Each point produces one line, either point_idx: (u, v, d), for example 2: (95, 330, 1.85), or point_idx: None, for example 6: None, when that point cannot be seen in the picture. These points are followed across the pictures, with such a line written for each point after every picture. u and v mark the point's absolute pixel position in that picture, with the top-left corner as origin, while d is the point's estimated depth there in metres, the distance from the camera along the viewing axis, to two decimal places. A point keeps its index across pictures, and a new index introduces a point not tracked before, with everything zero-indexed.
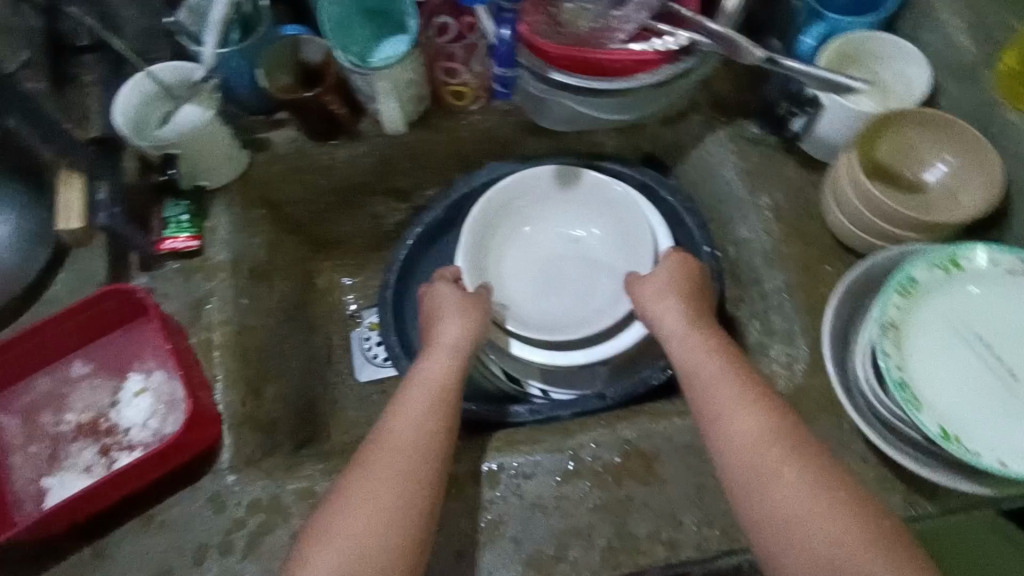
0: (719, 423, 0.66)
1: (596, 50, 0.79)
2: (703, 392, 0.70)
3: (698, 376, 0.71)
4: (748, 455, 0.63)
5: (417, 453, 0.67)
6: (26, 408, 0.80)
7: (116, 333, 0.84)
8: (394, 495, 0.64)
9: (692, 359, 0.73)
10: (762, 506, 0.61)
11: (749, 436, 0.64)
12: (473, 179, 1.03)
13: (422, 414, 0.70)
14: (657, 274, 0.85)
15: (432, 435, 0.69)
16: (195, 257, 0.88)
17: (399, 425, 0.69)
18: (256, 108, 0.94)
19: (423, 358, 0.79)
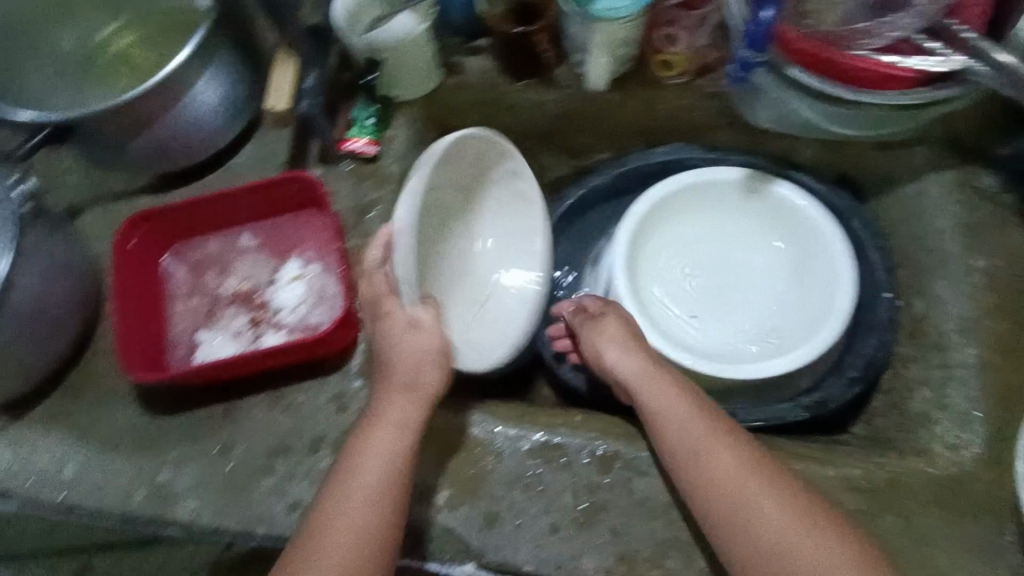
0: (696, 460, 0.65)
1: (845, 53, 0.70)
2: (670, 429, 0.67)
3: (670, 418, 0.68)
4: (729, 492, 0.62)
5: (393, 479, 0.66)
6: (195, 263, 0.86)
7: (286, 216, 0.88)
8: (370, 514, 0.63)
9: (662, 410, 0.69)
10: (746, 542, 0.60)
11: (724, 469, 0.63)
12: (651, 155, 0.97)
13: (396, 446, 0.67)
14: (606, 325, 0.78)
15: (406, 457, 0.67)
16: (369, 163, 0.89)
17: (370, 457, 0.66)
18: (459, 30, 0.92)
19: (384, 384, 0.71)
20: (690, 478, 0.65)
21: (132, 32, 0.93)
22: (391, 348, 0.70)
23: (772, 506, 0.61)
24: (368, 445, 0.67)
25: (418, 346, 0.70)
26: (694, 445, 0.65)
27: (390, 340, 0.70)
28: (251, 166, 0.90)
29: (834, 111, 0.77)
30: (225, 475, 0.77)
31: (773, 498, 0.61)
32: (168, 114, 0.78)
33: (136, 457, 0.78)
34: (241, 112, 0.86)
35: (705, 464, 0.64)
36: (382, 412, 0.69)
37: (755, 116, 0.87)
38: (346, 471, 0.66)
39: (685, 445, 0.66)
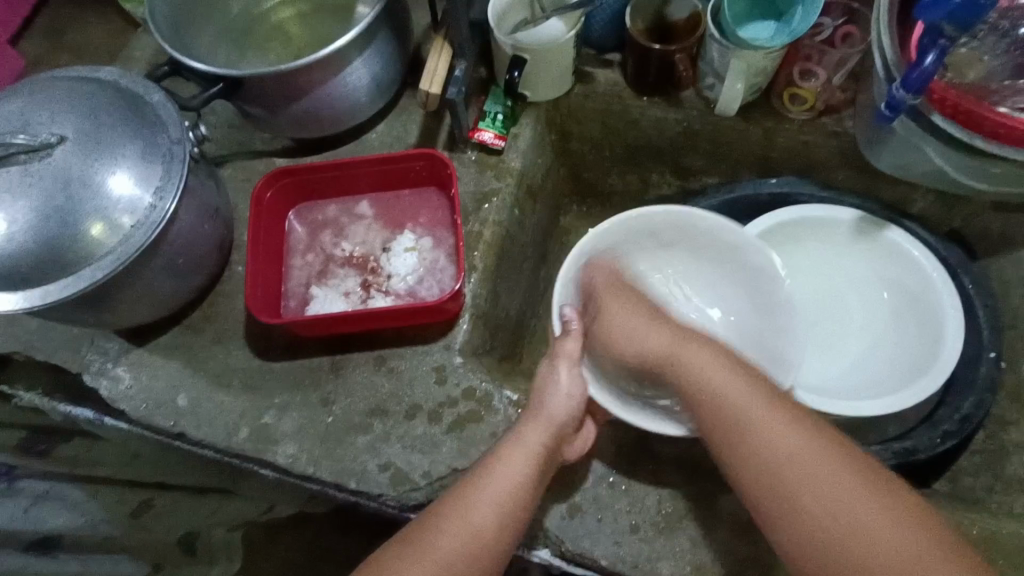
0: (744, 434, 0.61)
1: (982, 104, 0.70)
2: (711, 400, 0.64)
3: (713, 386, 0.65)
4: (785, 465, 0.59)
5: (515, 507, 0.64)
6: (316, 224, 0.91)
7: (404, 191, 0.92)
8: (465, 558, 0.61)
9: (701, 370, 0.66)
10: (798, 525, 0.57)
11: (789, 448, 0.59)
12: (763, 186, 0.98)
13: (523, 479, 0.65)
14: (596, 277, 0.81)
15: (519, 507, 0.64)
16: (494, 155, 0.93)
17: (498, 483, 0.64)
18: (595, 43, 0.97)
19: (525, 421, 0.70)
20: (734, 453, 0.61)
21: (293, 9, 1.01)
22: (541, 388, 0.73)
23: (849, 491, 0.57)
24: (502, 460, 0.66)
25: (571, 388, 0.72)
26: (747, 428, 0.61)
27: (545, 382, 0.73)
28: (383, 143, 0.96)
29: (968, 162, 0.77)
30: (325, 426, 0.81)
31: (856, 489, 0.57)
32: (326, 85, 0.84)
33: (243, 396, 0.83)
34: (385, 92, 0.92)
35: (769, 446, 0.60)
36: (501, 469, 0.66)
37: (878, 160, 0.89)
38: (475, 488, 0.65)
39: (728, 421, 0.62)
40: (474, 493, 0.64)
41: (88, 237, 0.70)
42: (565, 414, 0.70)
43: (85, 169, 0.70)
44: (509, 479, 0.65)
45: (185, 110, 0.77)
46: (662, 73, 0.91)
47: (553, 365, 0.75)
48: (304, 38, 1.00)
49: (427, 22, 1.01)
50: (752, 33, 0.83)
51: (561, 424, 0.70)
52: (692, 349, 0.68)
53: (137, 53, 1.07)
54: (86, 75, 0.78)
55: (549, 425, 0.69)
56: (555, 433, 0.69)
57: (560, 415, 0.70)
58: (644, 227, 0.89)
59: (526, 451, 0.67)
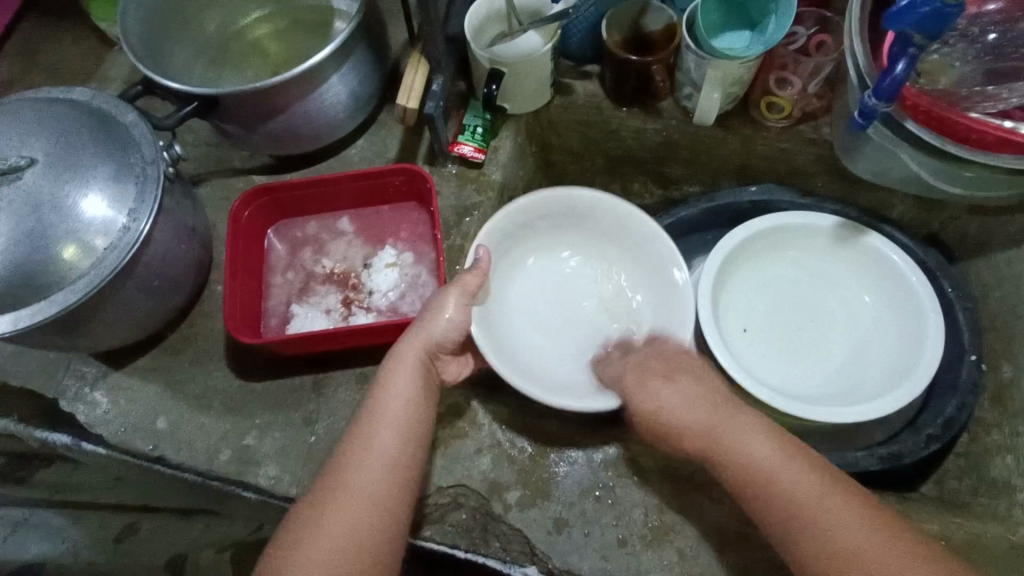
0: (764, 479, 0.61)
1: (958, 113, 0.70)
2: (730, 449, 0.63)
3: (750, 460, 0.62)
4: (844, 556, 0.56)
5: (407, 448, 0.63)
6: (295, 240, 0.90)
7: (385, 206, 0.92)
8: (373, 490, 0.60)
9: (756, 443, 0.63)
10: (811, 552, 0.57)
11: (799, 485, 0.60)
12: (743, 194, 0.99)
13: (414, 392, 0.66)
14: (453, 322, 0.70)
15: (413, 419, 0.64)
16: (474, 168, 0.93)
17: (388, 402, 0.64)
18: (573, 55, 0.98)
19: (404, 337, 0.69)
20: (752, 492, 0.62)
21: (269, 25, 1.01)
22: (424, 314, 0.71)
23: (850, 521, 0.58)
24: (383, 396, 0.65)
25: (457, 319, 0.70)
26: (792, 507, 0.59)
27: (430, 308, 0.71)
28: (363, 158, 0.96)
29: (943, 168, 0.78)
30: (308, 446, 0.79)
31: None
32: (302, 102, 0.84)
33: (224, 418, 0.82)
34: (363, 108, 0.92)
35: (828, 534, 0.57)
36: (388, 388, 0.65)
37: (855, 166, 0.89)
38: (371, 415, 0.64)
39: (784, 511, 0.59)
40: (375, 422, 0.63)
41: (61, 260, 0.68)
42: (443, 322, 0.70)
43: (56, 192, 0.69)
44: (399, 400, 0.65)
45: (158, 130, 0.76)
46: (639, 84, 0.91)
47: (446, 292, 0.72)
48: (280, 54, 0.99)
49: (404, 37, 1.01)
50: (727, 43, 0.84)
51: (438, 341, 0.69)
52: (713, 409, 0.66)
53: (111, 73, 1.06)
54: (57, 96, 0.77)
55: (427, 341, 0.68)
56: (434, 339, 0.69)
57: (440, 339, 0.69)
58: (518, 219, 0.86)
59: (409, 374, 0.66)
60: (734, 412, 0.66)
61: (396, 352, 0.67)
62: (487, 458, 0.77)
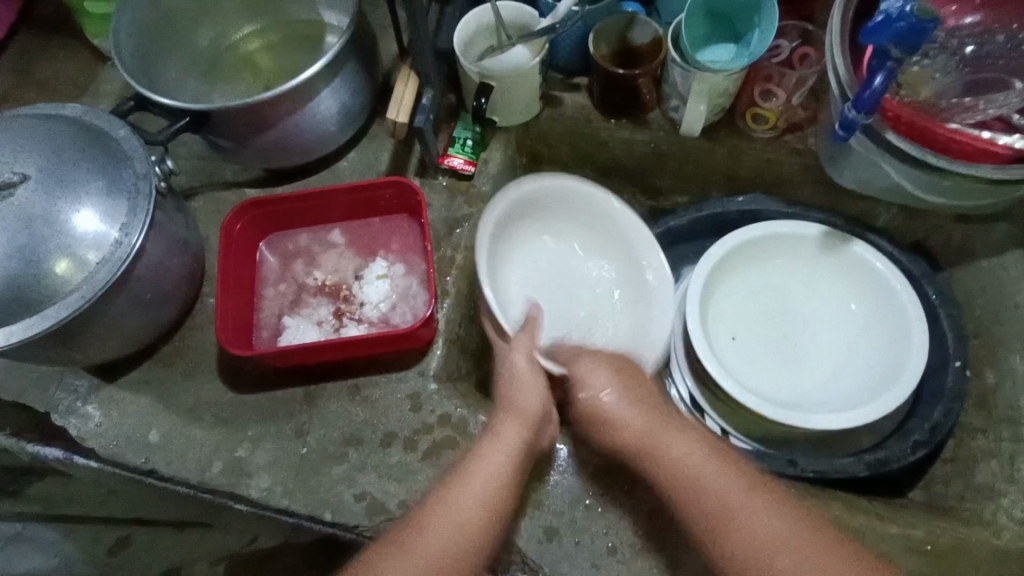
0: (691, 481, 0.65)
1: (940, 124, 0.73)
2: (657, 450, 0.68)
3: (668, 458, 0.67)
4: (753, 543, 0.60)
5: (496, 500, 0.65)
6: (287, 253, 0.91)
7: (376, 218, 0.92)
8: (451, 549, 0.62)
9: (667, 439, 0.68)
10: (725, 543, 0.62)
11: (717, 480, 0.64)
12: (730, 204, 1.01)
13: (503, 471, 0.67)
14: (529, 375, 0.73)
15: (505, 487, 0.66)
16: (465, 180, 0.94)
17: (480, 474, 0.66)
18: (562, 67, 0.99)
19: (502, 414, 0.71)
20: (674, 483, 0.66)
21: (261, 40, 1.02)
22: (511, 378, 0.73)
23: (762, 511, 0.62)
24: (472, 470, 0.66)
25: (531, 378, 0.73)
26: (698, 498, 0.64)
27: (507, 369, 0.74)
28: (354, 170, 0.97)
29: (924, 177, 0.79)
30: (299, 457, 0.80)
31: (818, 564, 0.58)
32: (293, 116, 0.85)
33: (216, 430, 0.82)
34: (354, 122, 0.93)
35: (732, 520, 0.62)
36: (477, 455, 0.68)
37: (840, 176, 0.91)
38: (460, 478, 0.66)
39: (687, 497, 0.65)
40: (462, 476, 0.66)
41: (53, 275, 0.69)
42: (543, 402, 0.72)
43: (49, 208, 0.70)
44: (487, 470, 0.66)
45: (151, 145, 0.77)
46: (626, 97, 0.93)
47: (512, 352, 0.75)
48: (272, 69, 1.00)
49: (395, 51, 1.02)
50: (712, 56, 0.86)
51: (539, 417, 0.71)
52: (647, 412, 0.71)
53: (105, 87, 1.07)
54: (51, 113, 0.77)
55: (526, 417, 0.70)
56: (534, 423, 0.70)
57: (533, 408, 0.71)
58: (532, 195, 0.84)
59: (499, 451, 0.67)
60: (664, 416, 0.71)
61: (501, 426, 0.70)
62: None
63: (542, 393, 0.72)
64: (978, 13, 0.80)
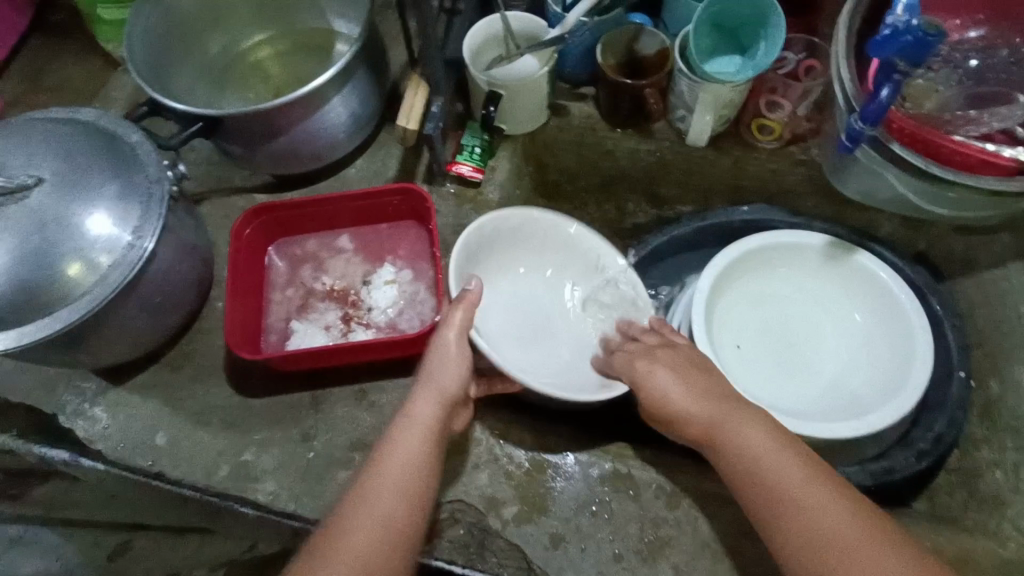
0: (759, 472, 0.61)
1: (945, 136, 0.73)
2: (728, 434, 0.64)
3: (742, 448, 0.63)
4: (836, 547, 0.55)
5: (420, 480, 0.63)
6: (294, 258, 0.91)
7: (384, 225, 0.93)
8: (377, 537, 0.58)
9: (743, 433, 0.63)
10: (792, 541, 0.57)
11: (787, 481, 0.59)
12: (734, 214, 1.02)
13: (420, 451, 0.64)
14: (450, 355, 0.72)
15: (426, 462, 0.64)
16: (473, 187, 0.95)
17: (398, 456, 0.63)
18: (569, 77, 1.01)
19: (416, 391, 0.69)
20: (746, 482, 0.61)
21: (272, 48, 1.03)
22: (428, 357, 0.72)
23: (838, 511, 0.57)
24: (388, 454, 0.64)
25: (455, 360, 0.71)
26: (775, 492, 0.59)
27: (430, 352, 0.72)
28: (363, 177, 0.98)
29: (927, 189, 0.80)
30: (306, 461, 0.80)
31: None
32: (303, 123, 0.86)
33: (223, 433, 0.83)
34: (363, 129, 0.94)
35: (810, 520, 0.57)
36: (399, 431, 0.65)
37: (844, 186, 0.92)
38: (377, 460, 0.63)
39: (766, 495, 0.59)
40: (386, 452, 0.64)
41: (66, 277, 0.70)
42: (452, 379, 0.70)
43: (62, 210, 0.70)
44: (404, 451, 0.64)
45: (163, 151, 0.78)
46: (633, 106, 0.93)
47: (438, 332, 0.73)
48: (283, 76, 1.01)
49: (404, 60, 1.03)
50: (718, 67, 0.87)
51: (451, 394, 0.70)
52: (716, 400, 0.67)
53: (115, 92, 1.08)
54: (64, 117, 0.78)
55: (440, 394, 0.69)
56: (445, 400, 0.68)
57: (452, 388, 0.70)
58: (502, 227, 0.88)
59: (412, 430, 0.65)
60: (734, 406, 0.66)
61: (414, 406, 0.68)
62: (485, 473, 0.78)
63: (457, 362, 0.72)
64: (981, 27, 0.82)
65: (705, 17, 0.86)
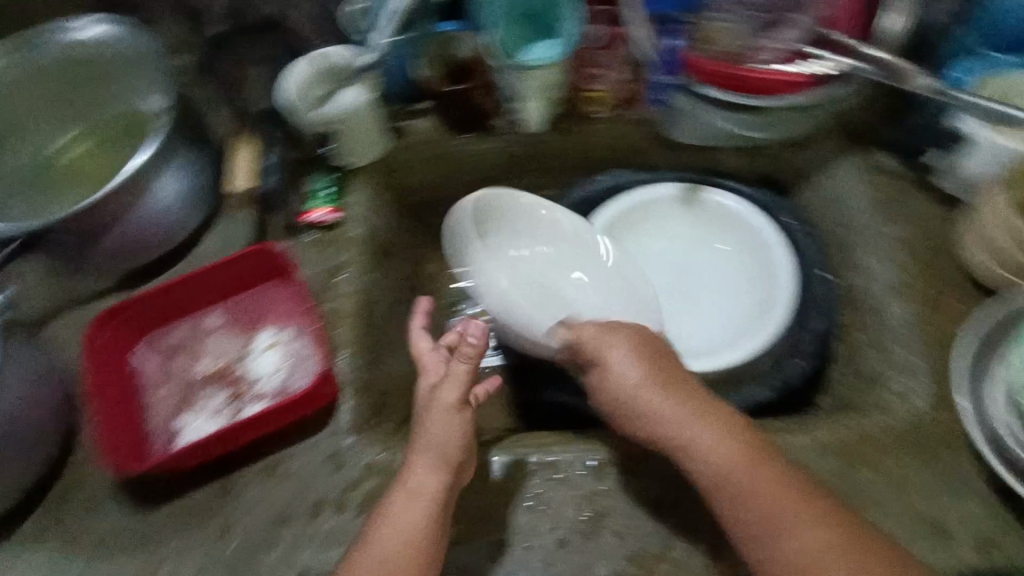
0: (709, 458, 0.68)
1: (747, 69, 0.81)
2: (679, 426, 0.70)
3: (691, 435, 0.70)
4: (775, 518, 0.63)
5: (426, 541, 0.66)
6: (164, 351, 0.86)
7: (251, 291, 0.90)
8: None
9: (687, 420, 0.71)
10: (742, 512, 0.65)
11: (729, 468, 0.67)
12: (592, 184, 1.05)
13: (425, 515, 0.67)
14: (456, 420, 0.72)
15: (432, 527, 0.66)
16: (330, 231, 0.92)
17: (406, 520, 0.66)
18: (399, 96, 0.98)
19: (417, 457, 0.71)
20: (699, 471, 0.68)
21: (87, 142, 0.97)
22: (434, 418, 0.72)
23: (778, 489, 0.65)
24: (393, 518, 0.67)
25: (460, 419, 0.72)
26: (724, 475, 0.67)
27: (438, 414, 0.72)
28: (217, 249, 0.92)
29: (747, 119, 0.87)
30: (229, 556, 0.75)
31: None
32: (131, 211, 0.81)
33: (133, 555, 0.76)
34: (204, 200, 0.90)
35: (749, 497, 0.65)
36: (412, 495, 0.68)
37: (678, 133, 0.96)
38: (382, 524, 0.67)
39: (717, 478, 0.67)
40: (397, 514, 0.67)
41: None
42: (456, 441, 0.71)
43: None
44: (415, 516, 0.67)
45: None
46: (464, 113, 0.97)
47: (446, 388, 0.74)
48: (104, 168, 0.95)
49: (229, 118, 0.99)
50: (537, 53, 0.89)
51: (455, 454, 0.71)
52: (667, 385, 0.73)
53: None
54: None
55: (443, 458, 0.70)
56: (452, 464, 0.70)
57: (456, 451, 0.71)
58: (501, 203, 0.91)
59: (422, 498, 0.68)
60: (691, 395, 0.73)
61: (420, 471, 0.69)
62: None
63: (466, 428, 0.72)
64: None
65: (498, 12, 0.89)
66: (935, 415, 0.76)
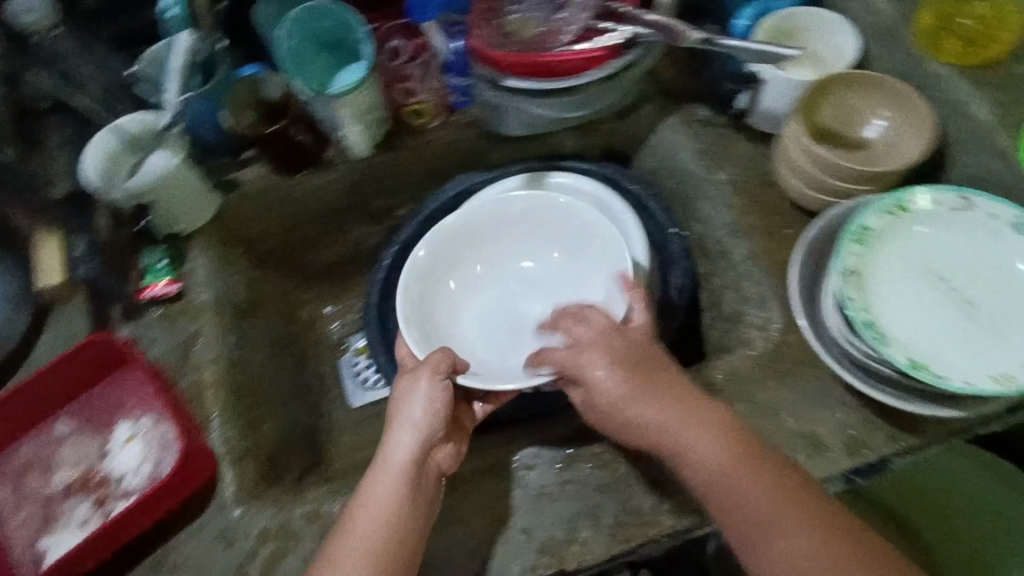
0: (663, 435, 0.67)
1: (546, 53, 0.84)
2: (637, 404, 0.69)
3: (650, 417, 0.68)
4: (722, 487, 0.62)
5: (394, 519, 0.68)
6: (14, 474, 0.79)
7: (99, 386, 0.83)
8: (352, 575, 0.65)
9: (645, 401, 0.69)
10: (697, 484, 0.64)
11: (684, 446, 0.65)
12: (443, 194, 1.04)
13: (394, 488, 0.70)
14: (422, 399, 0.74)
15: (399, 499, 0.69)
16: (176, 301, 0.88)
17: (376, 492, 0.70)
18: (221, 150, 0.96)
19: (387, 433, 0.74)
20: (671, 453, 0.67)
21: None
22: (401, 401, 0.75)
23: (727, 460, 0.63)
24: (363, 494, 0.70)
25: (427, 397, 0.74)
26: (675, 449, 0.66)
27: (404, 392, 0.75)
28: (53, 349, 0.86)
29: (562, 101, 0.90)
30: None
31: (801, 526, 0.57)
32: None
33: None
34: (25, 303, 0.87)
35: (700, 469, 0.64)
36: (384, 466, 0.72)
37: (510, 129, 0.98)
38: (355, 507, 0.69)
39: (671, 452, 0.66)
40: (367, 488, 0.70)
41: None
42: (429, 417, 0.73)
43: None
44: (387, 485, 0.70)
45: None
46: (292, 151, 0.93)
47: (410, 379, 0.76)
48: None
49: None
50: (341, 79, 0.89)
51: (428, 430, 0.73)
52: (630, 367, 0.71)
53: None
54: None
55: (418, 429, 0.73)
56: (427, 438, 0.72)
57: (426, 418, 0.73)
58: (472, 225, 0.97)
59: (388, 477, 0.70)
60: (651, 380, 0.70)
61: (391, 443, 0.73)
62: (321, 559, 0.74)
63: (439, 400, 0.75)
64: None
65: (290, 49, 0.88)
66: (790, 337, 0.80)
